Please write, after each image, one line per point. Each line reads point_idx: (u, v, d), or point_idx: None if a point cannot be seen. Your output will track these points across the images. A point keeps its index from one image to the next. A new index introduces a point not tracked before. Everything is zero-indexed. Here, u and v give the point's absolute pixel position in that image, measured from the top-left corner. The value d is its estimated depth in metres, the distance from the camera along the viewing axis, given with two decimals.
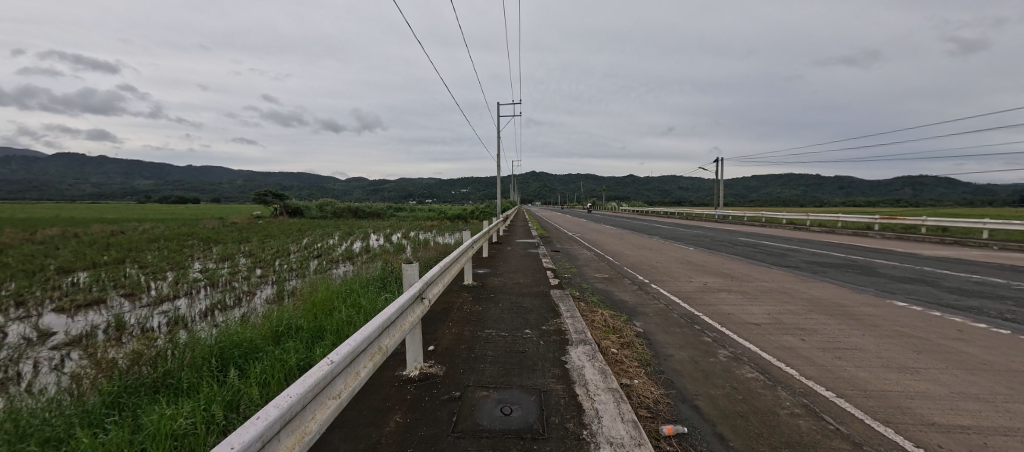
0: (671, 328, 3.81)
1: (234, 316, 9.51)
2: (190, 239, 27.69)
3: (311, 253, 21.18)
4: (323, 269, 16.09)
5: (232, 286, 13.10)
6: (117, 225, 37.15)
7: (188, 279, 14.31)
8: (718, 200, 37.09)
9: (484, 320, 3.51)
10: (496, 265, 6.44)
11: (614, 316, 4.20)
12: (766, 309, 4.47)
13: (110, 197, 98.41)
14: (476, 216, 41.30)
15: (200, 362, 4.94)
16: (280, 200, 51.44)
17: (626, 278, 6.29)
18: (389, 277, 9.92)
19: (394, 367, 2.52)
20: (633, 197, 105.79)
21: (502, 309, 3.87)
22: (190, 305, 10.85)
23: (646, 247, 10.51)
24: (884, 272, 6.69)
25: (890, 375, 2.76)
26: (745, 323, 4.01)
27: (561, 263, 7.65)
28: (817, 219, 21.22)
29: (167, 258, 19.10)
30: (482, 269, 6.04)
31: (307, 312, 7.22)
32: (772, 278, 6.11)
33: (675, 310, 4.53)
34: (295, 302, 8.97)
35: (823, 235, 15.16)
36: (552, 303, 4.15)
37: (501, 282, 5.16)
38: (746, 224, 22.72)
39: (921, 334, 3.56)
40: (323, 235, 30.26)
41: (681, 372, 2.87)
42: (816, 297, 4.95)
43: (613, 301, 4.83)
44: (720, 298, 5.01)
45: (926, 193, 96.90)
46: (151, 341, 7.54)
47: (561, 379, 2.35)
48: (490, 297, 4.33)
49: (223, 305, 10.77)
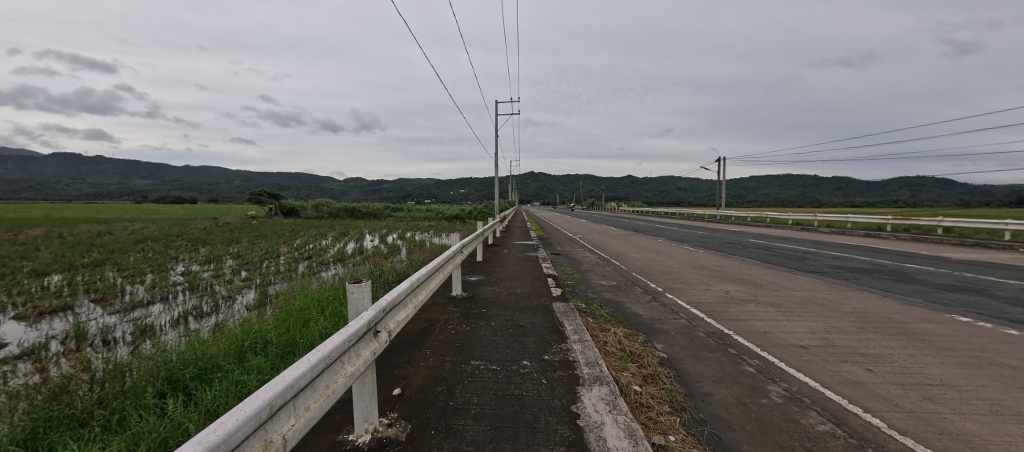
0: (700, 353, 3.08)
1: (207, 325, 8.75)
2: (179, 240, 26.87)
3: (301, 255, 20.45)
4: (312, 272, 15.36)
5: (212, 291, 12.34)
6: (107, 225, 36.23)
7: (167, 283, 13.55)
8: (719, 200, 36.51)
9: (471, 346, 2.79)
10: (492, 271, 5.74)
11: (629, 336, 3.49)
12: (809, 326, 3.74)
13: (105, 197, 97.52)
14: (474, 216, 40.56)
15: (144, 386, 4.11)
16: (275, 200, 50.59)
17: (636, 286, 5.58)
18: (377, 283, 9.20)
19: (339, 427, 1.80)
20: (632, 197, 105.31)
21: (493, 330, 3.16)
22: (163, 312, 10.08)
23: (653, 249, 9.78)
24: (923, 278, 5.99)
25: (1009, 428, 2.05)
26: (789, 345, 3.29)
27: (563, 268, 6.93)
28: (824, 220, 20.57)
29: (151, 260, 18.32)
30: (475, 276, 5.33)
31: (280, 323, 6.49)
32: (801, 286, 5.40)
33: (699, 326, 3.79)
34: (273, 310, 8.21)
35: (836, 236, 14.46)
36: (556, 321, 3.44)
37: (495, 292, 4.46)
38: (752, 225, 22.05)
39: (1013, 362, 2.86)
40: (316, 235, 29.43)
41: (728, 422, 2.16)
42: (861, 310, 4.24)
43: (625, 316, 4.10)
44: (749, 311, 4.30)
45: (926, 194, 96.62)
46: (108, 355, 6.81)
47: (571, 448, 1.63)
48: (480, 313, 3.62)
49: (199, 312, 10.01)
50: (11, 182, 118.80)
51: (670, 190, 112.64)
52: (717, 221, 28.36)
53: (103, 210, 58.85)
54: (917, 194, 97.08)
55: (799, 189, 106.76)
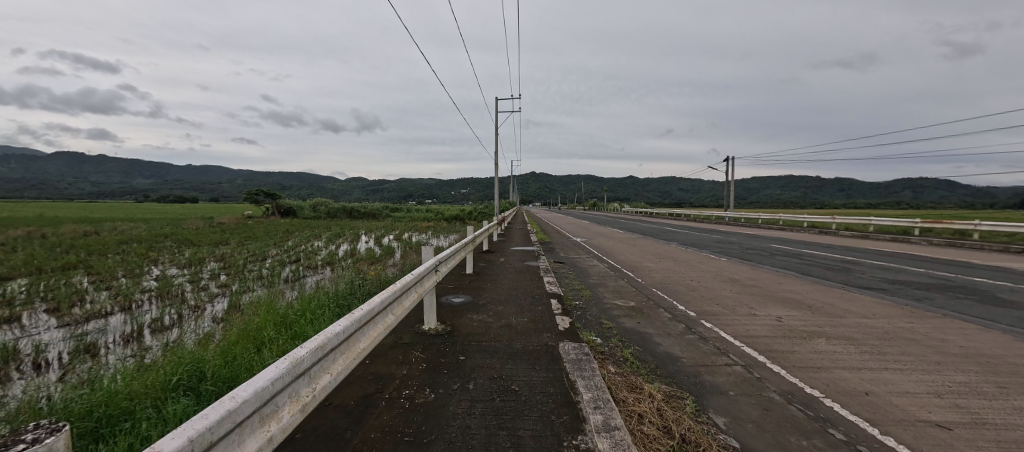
0: (789, 442, 1.99)
1: (161, 343, 7.55)
2: (166, 240, 25.75)
3: (289, 258, 19.24)
4: (296, 278, 14.19)
5: (181, 299, 11.15)
6: (95, 225, 35.02)
7: (134, 290, 12.37)
8: (727, 201, 35.20)
9: (427, 445, 1.68)
10: (482, 289, 4.65)
11: (671, 400, 2.39)
12: (923, 382, 2.64)
13: (102, 196, 96.31)
14: (474, 216, 39.46)
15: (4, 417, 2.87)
16: (272, 199, 49.41)
17: (661, 309, 4.51)
18: (356, 296, 8.06)
19: None
20: (634, 198, 104.09)
21: (472, 402, 2.06)
22: (118, 325, 8.90)
23: (669, 257, 8.66)
24: (1011, 299, 4.87)
25: None
26: (916, 422, 2.18)
27: (568, 282, 5.81)
28: (842, 223, 19.42)
29: (126, 263, 17.14)
30: (459, 297, 4.25)
31: (228, 346, 5.32)
32: (869, 311, 4.30)
33: (766, 380, 2.69)
34: (233, 328, 7.04)
35: (863, 241, 13.32)
36: (566, 380, 2.34)
37: (482, 324, 3.36)
38: (764, 228, 21.01)
39: None
40: (308, 237, 28.18)
41: None
42: (977, 352, 3.13)
43: (659, 362, 3.01)
44: (824, 352, 3.19)
45: (933, 195, 95.05)
46: (22, 386, 5.64)
47: None
48: (456, 365, 2.51)
49: (158, 325, 8.82)
50: (9, 181, 117.92)
51: (673, 191, 111.18)
52: (726, 223, 27.17)
53: (99, 209, 57.78)
54: (925, 196, 95.52)
55: (804, 191, 105.32)
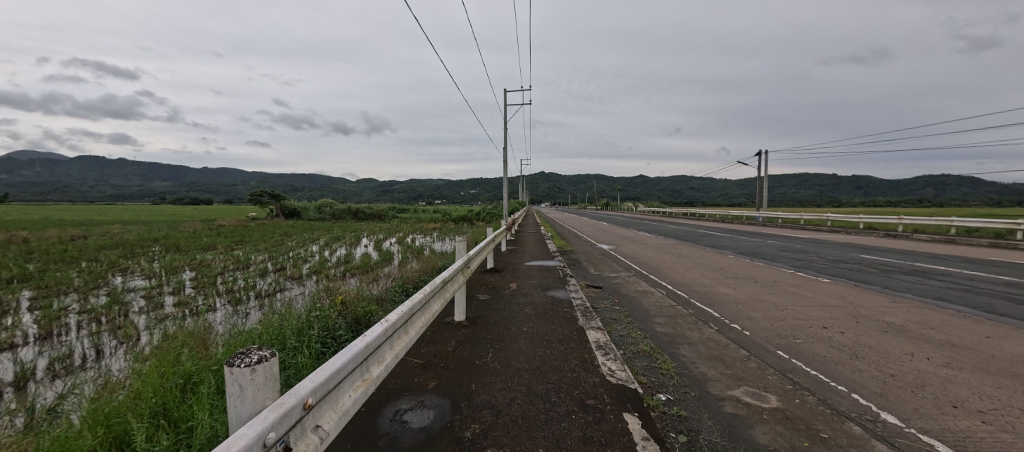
0: None
1: (32, 404, 5.27)
2: (153, 246, 23.88)
3: (274, 265, 17.10)
4: (271, 293, 12.00)
5: (120, 324, 8.98)
6: (85, 228, 33.29)
7: (71, 309, 10.22)
8: (758, 199, 32.19)
9: None
10: (476, 382, 2.32)
11: None
12: None
13: (113, 197, 96.25)
14: (483, 218, 37.32)
15: None
16: (276, 201, 47.56)
17: (854, 428, 2.10)
18: (310, 318, 5.76)
19: None
20: (647, 197, 101.16)
21: None
22: (11, 366, 6.72)
23: (746, 277, 6.17)
24: None
25: None
26: None
27: (625, 338, 3.45)
28: (908, 224, 16.72)
29: (89, 272, 15.14)
30: (422, 418, 1.91)
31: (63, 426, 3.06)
32: None
33: None
34: (126, 384, 4.74)
35: (964, 248, 10.71)
36: None
37: None
38: (814, 229, 18.42)
39: None
40: (305, 240, 26.18)
41: None
42: None
43: None
44: None
45: (967, 191, 89.91)
46: None
47: None
48: None
49: (60, 368, 6.60)
50: (25, 185, 118.91)
51: (688, 189, 107.48)
52: (760, 224, 24.34)
53: (103, 212, 56.85)
54: (956, 192, 90.71)
55: (826, 189, 100.80)
